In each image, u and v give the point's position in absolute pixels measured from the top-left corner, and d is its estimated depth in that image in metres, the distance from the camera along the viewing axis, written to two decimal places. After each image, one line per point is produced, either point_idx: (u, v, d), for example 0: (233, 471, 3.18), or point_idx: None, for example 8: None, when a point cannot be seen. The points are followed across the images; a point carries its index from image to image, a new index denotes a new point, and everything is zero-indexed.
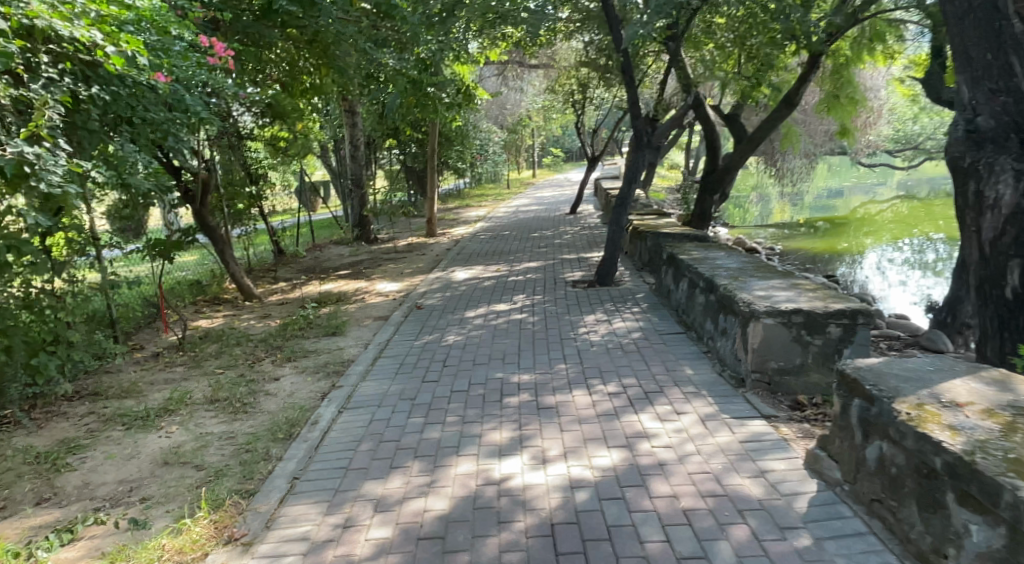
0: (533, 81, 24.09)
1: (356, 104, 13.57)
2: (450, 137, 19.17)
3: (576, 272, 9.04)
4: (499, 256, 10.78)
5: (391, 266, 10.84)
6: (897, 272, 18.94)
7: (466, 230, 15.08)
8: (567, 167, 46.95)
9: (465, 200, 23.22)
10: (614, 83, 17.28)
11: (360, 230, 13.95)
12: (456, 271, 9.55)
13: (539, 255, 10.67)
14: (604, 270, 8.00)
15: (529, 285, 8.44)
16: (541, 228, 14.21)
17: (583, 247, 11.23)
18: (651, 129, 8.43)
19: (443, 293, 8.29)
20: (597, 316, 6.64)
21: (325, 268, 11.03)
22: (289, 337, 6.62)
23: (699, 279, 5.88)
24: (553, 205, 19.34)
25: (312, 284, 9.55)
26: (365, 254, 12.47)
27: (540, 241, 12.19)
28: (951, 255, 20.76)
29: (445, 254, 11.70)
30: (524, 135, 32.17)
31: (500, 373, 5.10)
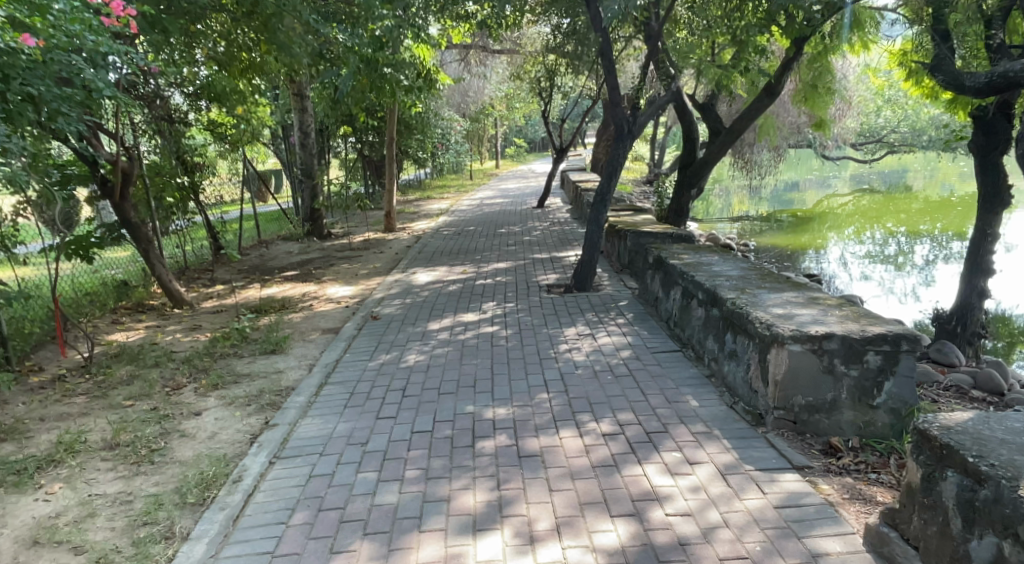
0: (496, 68, 23.23)
1: (305, 88, 12.54)
2: (410, 125, 18.19)
3: (550, 275, 8.25)
4: (463, 255, 9.96)
5: (342, 265, 9.91)
6: (859, 265, 18.83)
7: (427, 224, 14.18)
8: (529, 158, 46.28)
9: (425, 192, 22.30)
10: (582, 70, 16.53)
11: (312, 225, 12.94)
12: (416, 274, 8.69)
13: (507, 254, 9.87)
14: (581, 274, 7.28)
15: (497, 291, 7.63)
16: (507, 222, 13.41)
17: (555, 245, 10.47)
18: (632, 118, 7.60)
19: (401, 299, 7.43)
20: (577, 329, 5.85)
21: (271, 267, 10.07)
22: (219, 358, 5.69)
23: (696, 290, 5.11)
24: (518, 198, 18.56)
25: (254, 288, 8.59)
26: (315, 251, 11.50)
27: (507, 238, 11.39)
28: (914, 248, 20.67)
29: (405, 251, 10.81)
30: (486, 125, 31.31)
31: (471, 406, 4.29)
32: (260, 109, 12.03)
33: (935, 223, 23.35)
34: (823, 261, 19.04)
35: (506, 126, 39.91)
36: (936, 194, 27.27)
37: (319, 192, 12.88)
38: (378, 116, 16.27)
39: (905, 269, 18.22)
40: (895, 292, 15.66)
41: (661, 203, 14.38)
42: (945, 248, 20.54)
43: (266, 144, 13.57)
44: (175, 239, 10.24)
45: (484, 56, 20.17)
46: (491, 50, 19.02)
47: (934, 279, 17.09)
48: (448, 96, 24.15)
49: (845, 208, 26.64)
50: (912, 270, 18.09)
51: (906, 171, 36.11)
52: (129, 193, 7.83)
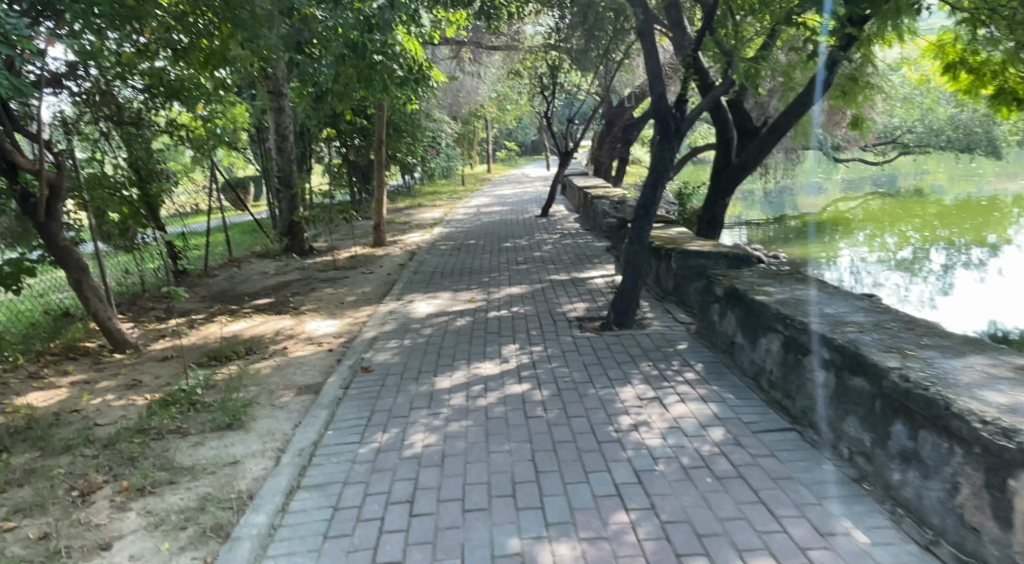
0: (491, 66, 21.82)
1: (283, 86, 11.09)
2: (399, 127, 16.75)
3: (579, 304, 6.81)
4: (467, 277, 8.49)
5: (322, 290, 8.43)
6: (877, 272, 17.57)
7: (420, 238, 12.72)
8: (521, 161, 44.91)
9: (415, 199, 20.79)
10: (588, 66, 15.14)
11: (291, 239, 11.43)
12: (414, 303, 7.21)
13: (520, 276, 8.41)
14: (622, 308, 5.87)
15: (515, 326, 6.18)
16: (511, 235, 12.00)
17: (574, 263, 9.03)
18: (680, 113, 6.18)
19: (399, 340, 5.95)
20: (636, 389, 4.40)
21: (241, 293, 8.59)
22: (153, 439, 4.21)
23: (815, 347, 3.67)
24: (517, 205, 17.15)
25: (219, 323, 7.10)
26: (291, 271, 10.01)
27: (515, 254, 9.98)
28: (932, 254, 19.44)
29: (398, 272, 9.36)
30: (477, 127, 29.81)
31: (516, 541, 2.85)
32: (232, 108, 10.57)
33: (949, 229, 22.15)
34: (837, 269, 17.81)
35: (495, 129, 38.42)
36: (947, 197, 26.13)
37: (298, 203, 11.40)
38: (365, 116, 14.82)
39: (920, 276, 16.95)
40: (911, 301, 14.43)
41: (680, 209, 12.98)
42: (963, 253, 19.35)
43: (242, 149, 12.06)
44: (128, 261, 8.75)
45: (478, 53, 18.75)
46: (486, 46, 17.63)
47: (953, 287, 15.82)
48: (439, 96, 22.69)
49: (854, 212, 25.45)
50: (929, 278, 16.83)
51: (908, 174, 35.09)
52: (59, 210, 6.27)
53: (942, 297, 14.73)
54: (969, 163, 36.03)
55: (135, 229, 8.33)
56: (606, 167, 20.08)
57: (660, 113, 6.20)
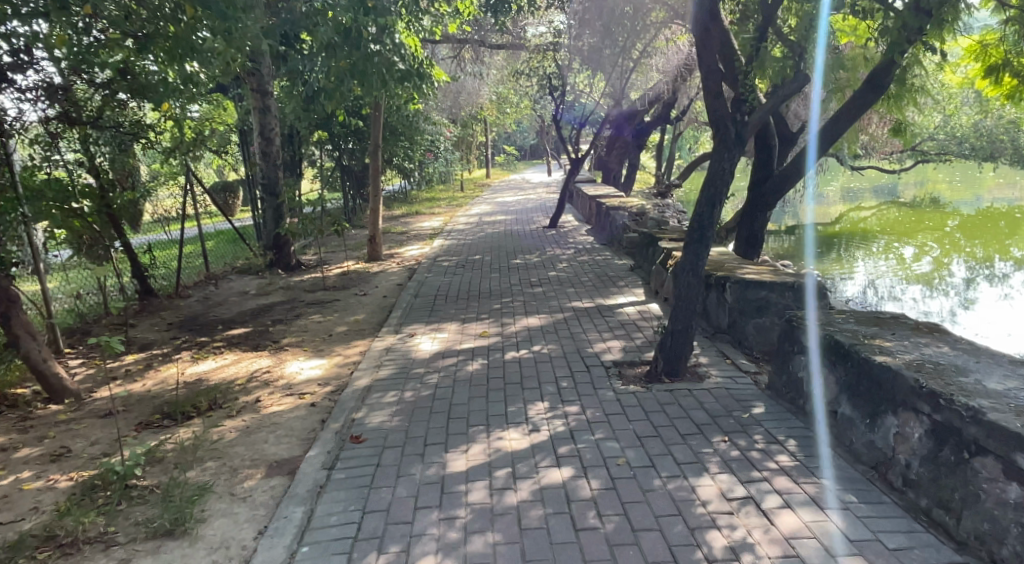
0: (493, 66, 20.73)
1: (269, 83, 10.01)
2: (396, 130, 15.61)
3: (615, 342, 5.70)
4: (476, 303, 7.37)
5: (308, 318, 7.30)
6: (894, 285, 16.57)
7: (419, 251, 11.62)
8: (519, 166, 43.76)
9: (412, 206, 19.64)
10: (601, 66, 14.08)
11: (276, 253, 10.27)
12: (414, 339, 6.08)
13: (536, 302, 7.28)
14: (673, 356, 4.76)
15: (541, 373, 5.06)
16: (520, 249, 10.89)
17: (596, 286, 7.91)
18: (741, 115, 5.10)
19: (397, 392, 4.82)
20: (718, 482, 3.29)
21: (215, 320, 7.44)
22: (65, 554, 3.09)
23: (999, 449, 2.59)
24: (523, 214, 16.04)
25: (183, 362, 5.95)
26: (275, 291, 8.89)
27: (528, 273, 8.89)
28: (954, 266, 18.42)
29: (397, 293, 8.24)
30: (477, 130, 28.68)
31: None
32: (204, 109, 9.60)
33: (970, 240, 21.16)
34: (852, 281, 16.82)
35: (495, 132, 37.33)
36: (964, 207, 25.18)
37: (284, 213, 10.28)
38: (359, 117, 13.71)
39: (938, 289, 15.94)
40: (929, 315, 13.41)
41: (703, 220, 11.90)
42: (986, 266, 18.36)
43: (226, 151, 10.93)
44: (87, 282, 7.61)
45: (481, 52, 17.67)
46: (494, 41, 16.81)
47: (975, 301, 14.80)
48: (439, 97, 21.59)
49: (867, 222, 24.45)
50: (948, 291, 15.81)
51: (918, 182, 34.13)
52: None
53: (973, 312, 13.75)
54: (979, 171, 35.19)
55: (98, 241, 7.38)
56: (615, 174, 19.04)
57: (717, 113, 5.14)
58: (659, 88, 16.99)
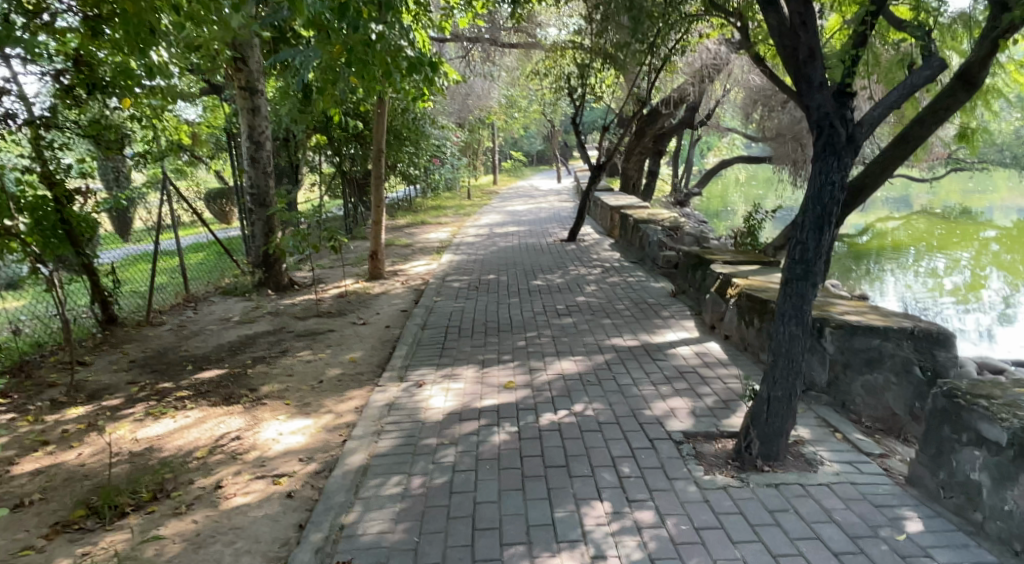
0: (504, 66, 19.54)
1: (258, 80, 8.83)
2: (400, 134, 14.44)
3: (679, 400, 4.50)
4: (496, 338, 6.15)
5: (297, 355, 6.10)
6: (930, 300, 15.41)
7: (426, 268, 10.42)
8: (526, 171, 42.47)
9: (417, 215, 18.45)
10: (626, 65, 12.90)
11: (266, 271, 9.02)
12: (423, 392, 4.88)
13: (568, 339, 6.05)
14: (772, 435, 3.60)
15: (594, 447, 3.86)
16: (540, 267, 9.70)
17: (637, 318, 6.69)
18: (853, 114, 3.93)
19: (402, 476, 3.64)
20: None
21: (185, 356, 6.24)
22: None
23: None
24: (537, 225, 14.84)
25: (135, 420, 4.73)
26: (261, 317, 7.65)
27: (552, 298, 7.69)
28: (993, 280, 17.21)
29: (404, 322, 7.04)
30: (485, 134, 27.49)
31: None
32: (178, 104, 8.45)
33: (1009, 253, 19.91)
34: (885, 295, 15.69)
35: (502, 137, 36.12)
36: (1000, 219, 23.87)
37: (275, 226, 9.11)
38: (361, 119, 12.53)
39: (976, 304, 14.83)
40: (971, 332, 12.28)
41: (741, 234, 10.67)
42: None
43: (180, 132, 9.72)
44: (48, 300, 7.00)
45: (493, 51, 16.51)
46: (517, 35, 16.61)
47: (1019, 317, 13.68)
48: (447, 99, 20.41)
49: (895, 233, 23.23)
50: (987, 306, 14.67)
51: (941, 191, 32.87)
52: None
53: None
54: (1004, 180, 33.88)
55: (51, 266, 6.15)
56: (633, 181, 17.83)
57: (817, 116, 3.97)
58: (684, 91, 15.80)
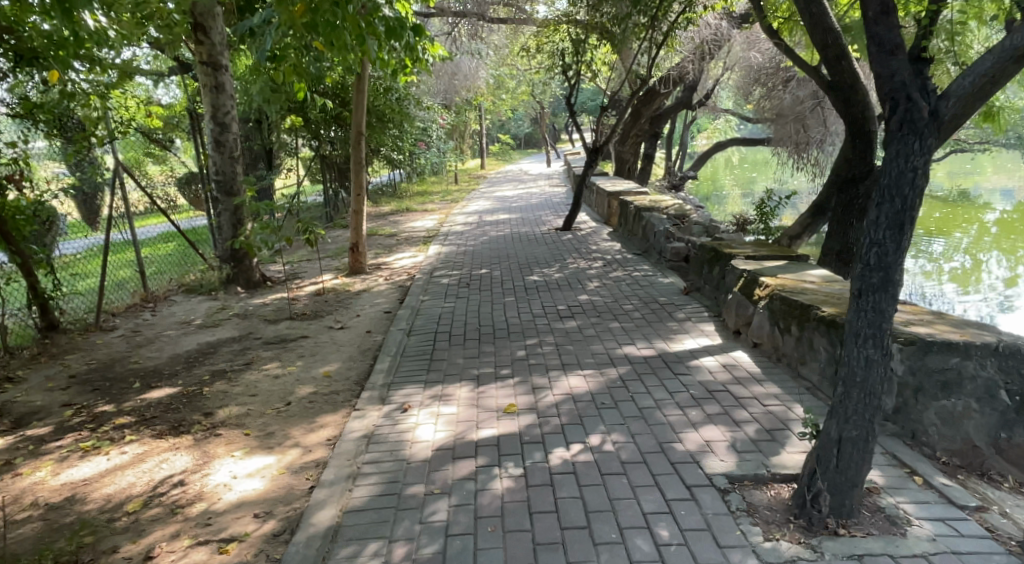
0: (492, 44, 18.62)
1: (222, 54, 7.95)
2: (384, 116, 13.56)
3: (714, 430, 3.77)
4: (492, 347, 5.39)
5: (263, 368, 5.30)
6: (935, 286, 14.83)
7: (411, 261, 9.62)
8: (515, 154, 41.50)
9: (402, 202, 17.61)
10: (624, 40, 12.07)
11: (235, 267, 8.15)
12: (408, 420, 4.12)
13: (574, 348, 5.30)
14: (846, 484, 2.91)
15: (620, 497, 3.13)
16: (535, 260, 8.93)
17: (649, 321, 5.95)
18: (936, 85, 3.18)
19: (381, 543, 2.91)
20: None
21: (134, 371, 5.41)
22: None
23: None
24: (529, 213, 14.03)
25: (60, 457, 3.94)
26: (226, 319, 6.82)
27: (552, 297, 6.94)
28: (998, 264, 16.67)
29: (387, 327, 6.26)
30: (472, 117, 26.53)
31: None
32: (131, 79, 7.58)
33: (1011, 237, 19.38)
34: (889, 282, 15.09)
35: (489, 120, 35.18)
36: (1000, 202, 23.30)
37: (244, 216, 8.26)
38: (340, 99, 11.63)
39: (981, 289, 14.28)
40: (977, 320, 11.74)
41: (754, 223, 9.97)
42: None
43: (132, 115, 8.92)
44: None
45: (481, 27, 15.62)
46: (506, 11, 15.74)
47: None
48: (432, 78, 19.46)
49: None
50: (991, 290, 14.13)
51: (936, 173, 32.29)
52: None
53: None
54: (999, 161, 33.31)
55: None
56: (628, 166, 17.05)
57: (889, 86, 3.18)
58: (683, 69, 15.01)
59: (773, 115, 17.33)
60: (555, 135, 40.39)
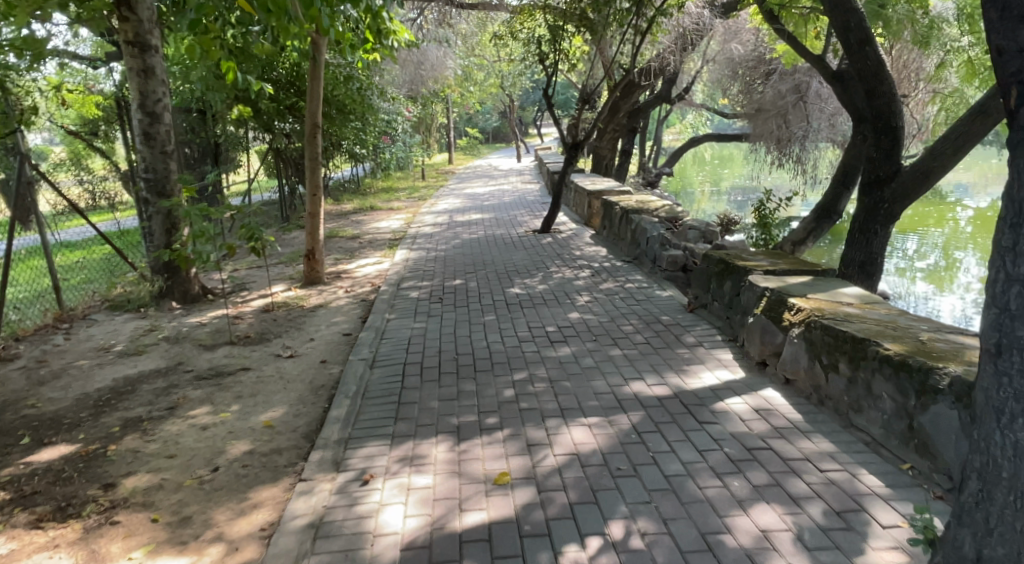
0: (462, 32, 17.61)
1: (152, 33, 6.86)
2: (344, 107, 12.46)
3: (768, 512, 2.91)
4: (473, 386, 4.45)
5: (188, 416, 4.29)
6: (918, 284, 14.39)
7: (376, 269, 8.62)
8: (483, 149, 40.46)
9: (366, 199, 16.54)
10: (606, 26, 11.18)
11: (168, 279, 7.06)
12: (369, 498, 3.17)
13: (571, 386, 4.40)
14: None
15: None
16: (515, 268, 8.01)
17: (655, 348, 5.08)
18: None
19: None
20: None
21: (25, 421, 4.35)
22: None
23: None
24: (504, 212, 13.09)
25: None
26: (154, 345, 5.77)
27: (539, 315, 6.04)
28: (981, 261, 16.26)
29: (346, 356, 5.28)
30: (439, 109, 25.46)
31: None
32: (37, 59, 6.48)
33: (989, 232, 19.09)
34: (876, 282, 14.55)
35: (456, 113, 34.10)
36: (975, 200, 23.11)
37: (180, 221, 7.19)
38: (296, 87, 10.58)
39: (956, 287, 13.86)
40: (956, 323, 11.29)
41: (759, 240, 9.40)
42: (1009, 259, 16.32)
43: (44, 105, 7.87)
44: None
45: (450, 13, 14.61)
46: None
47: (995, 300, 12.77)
48: (398, 68, 18.37)
49: None
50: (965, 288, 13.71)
51: None
52: None
53: None
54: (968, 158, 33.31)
55: None
56: (606, 162, 16.22)
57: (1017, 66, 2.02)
58: (664, 60, 14.22)
59: (753, 110, 16.68)
60: (524, 128, 39.45)
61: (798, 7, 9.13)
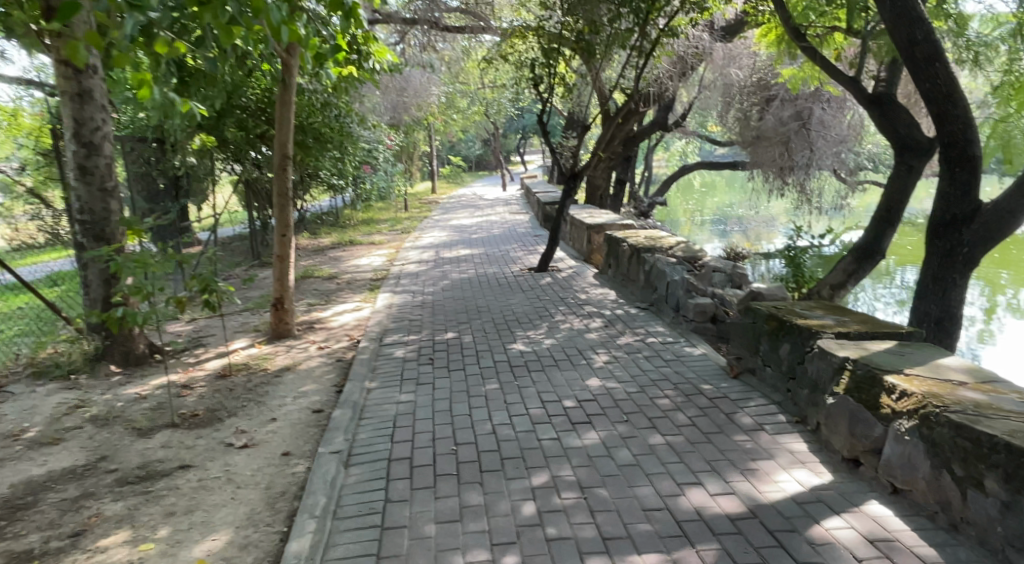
0: (447, 57, 16.75)
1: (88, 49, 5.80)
2: (321, 136, 11.44)
3: None
4: (480, 498, 3.38)
5: (97, 551, 3.18)
6: None
7: (355, 318, 7.55)
8: (466, 177, 39.53)
9: (344, 233, 15.43)
10: (608, 49, 10.36)
11: (106, 339, 5.92)
12: None
13: (609, 496, 3.34)
14: None
15: None
16: (515, 317, 6.98)
17: (705, 433, 4.04)
18: None
19: None
20: None
21: None
22: None
23: None
24: (495, 247, 12.10)
25: None
26: (76, 430, 4.63)
27: (552, 383, 4.97)
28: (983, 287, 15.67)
29: (316, 446, 4.18)
30: (423, 137, 24.51)
31: None
32: None
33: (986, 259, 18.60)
34: None
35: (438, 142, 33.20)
36: None
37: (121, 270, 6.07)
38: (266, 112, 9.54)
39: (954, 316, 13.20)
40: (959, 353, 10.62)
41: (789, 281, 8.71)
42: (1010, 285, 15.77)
43: None
44: None
45: (435, 37, 13.73)
46: (461, 19, 13.94)
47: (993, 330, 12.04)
48: (380, 94, 17.41)
49: None
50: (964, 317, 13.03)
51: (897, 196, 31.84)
52: None
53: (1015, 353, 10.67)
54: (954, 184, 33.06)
55: None
56: (601, 192, 15.31)
57: None
58: (663, 86, 13.44)
59: (752, 138, 15.93)
60: (507, 156, 38.66)
61: (819, 27, 8.39)
